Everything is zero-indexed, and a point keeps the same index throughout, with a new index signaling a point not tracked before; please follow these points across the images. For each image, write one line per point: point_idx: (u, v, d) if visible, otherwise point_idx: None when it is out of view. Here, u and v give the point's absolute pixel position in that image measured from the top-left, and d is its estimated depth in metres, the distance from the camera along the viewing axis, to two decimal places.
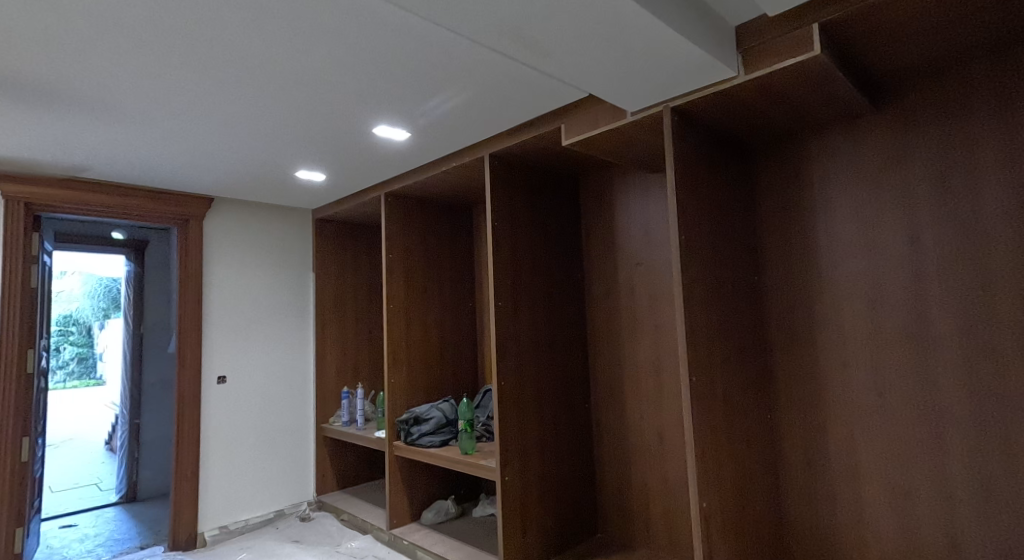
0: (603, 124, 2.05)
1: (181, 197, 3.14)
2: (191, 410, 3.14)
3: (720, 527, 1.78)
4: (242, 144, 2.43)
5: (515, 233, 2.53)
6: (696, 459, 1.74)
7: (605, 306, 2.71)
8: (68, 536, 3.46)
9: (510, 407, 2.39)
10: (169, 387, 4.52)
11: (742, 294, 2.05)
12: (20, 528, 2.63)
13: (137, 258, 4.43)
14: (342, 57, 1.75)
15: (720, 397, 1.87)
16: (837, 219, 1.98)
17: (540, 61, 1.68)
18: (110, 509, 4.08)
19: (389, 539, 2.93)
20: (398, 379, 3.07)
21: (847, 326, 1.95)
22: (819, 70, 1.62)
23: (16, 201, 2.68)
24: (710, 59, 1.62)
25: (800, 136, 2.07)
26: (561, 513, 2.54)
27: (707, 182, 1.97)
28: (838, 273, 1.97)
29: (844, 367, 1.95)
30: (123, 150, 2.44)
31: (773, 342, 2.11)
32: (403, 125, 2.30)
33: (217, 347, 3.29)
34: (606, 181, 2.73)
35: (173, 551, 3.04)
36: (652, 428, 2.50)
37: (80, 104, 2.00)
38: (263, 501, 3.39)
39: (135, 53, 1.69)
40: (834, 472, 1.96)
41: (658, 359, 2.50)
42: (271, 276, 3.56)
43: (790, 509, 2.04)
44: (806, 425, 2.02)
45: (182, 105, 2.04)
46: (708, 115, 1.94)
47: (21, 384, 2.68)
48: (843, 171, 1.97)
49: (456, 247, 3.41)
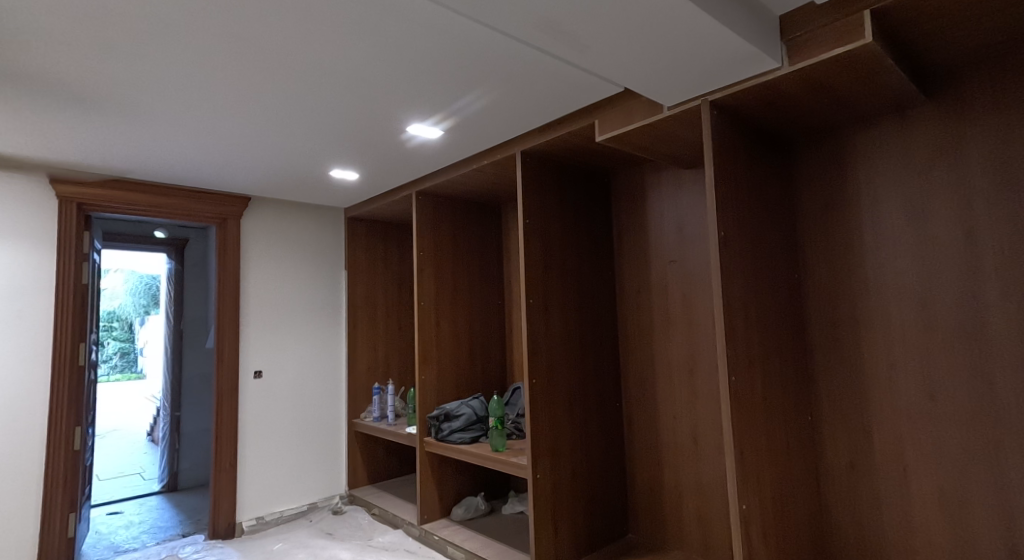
0: (639, 119, 2.02)
1: (220, 197, 3.21)
2: (230, 405, 3.22)
3: (760, 530, 1.74)
4: (279, 145, 2.47)
5: (546, 231, 2.51)
6: (735, 461, 1.71)
7: (637, 304, 2.68)
8: (115, 522, 3.59)
9: (542, 405, 2.38)
10: (208, 381, 4.62)
11: (782, 292, 2.00)
12: (73, 513, 2.73)
13: (176, 256, 4.55)
14: (381, 56, 1.76)
15: (759, 397, 1.83)
16: (885, 214, 1.91)
17: (578, 55, 1.66)
18: (153, 497, 4.20)
19: (420, 534, 2.96)
20: (429, 376, 3.09)
21: (893, 325, 1.89)
22: (870, 59, 1.57)
23: (69, 202, 2.78)
24: (754, 50, 1.58)
25: (842, 130, 2.01)
26: (593, 513, 2.52)
27: (746, 177, 1.93)
28: (884, 270, 1.91)
29: (891, 367, 1.89)
30: (167, 151, 2.50)
31: (814, 341, 2.06)
32: (436, 123, 2.31)
33: (254, 342, 3.36)
34: (639, 177, 2.70)
35: (213, 539, 3.12)
36: (686, 429, 2.47)
37: (130, 108, 2.05)
38: (298, 493, 3.45)
39: (185, 57, 1.73)
40: (881, 475, 1.90)
41: (693, 357, 2.46)
42: (306, 273, 3.61)
43: (832, 511, 1.99)
44: (849, 426, 1.97)
45: (225, 107, 2.08)
46: (749, 108, 1.89)
47: (74, 377, 2.77)
48: (891, 164, 1.90)
49: (485, 244, 3.42)
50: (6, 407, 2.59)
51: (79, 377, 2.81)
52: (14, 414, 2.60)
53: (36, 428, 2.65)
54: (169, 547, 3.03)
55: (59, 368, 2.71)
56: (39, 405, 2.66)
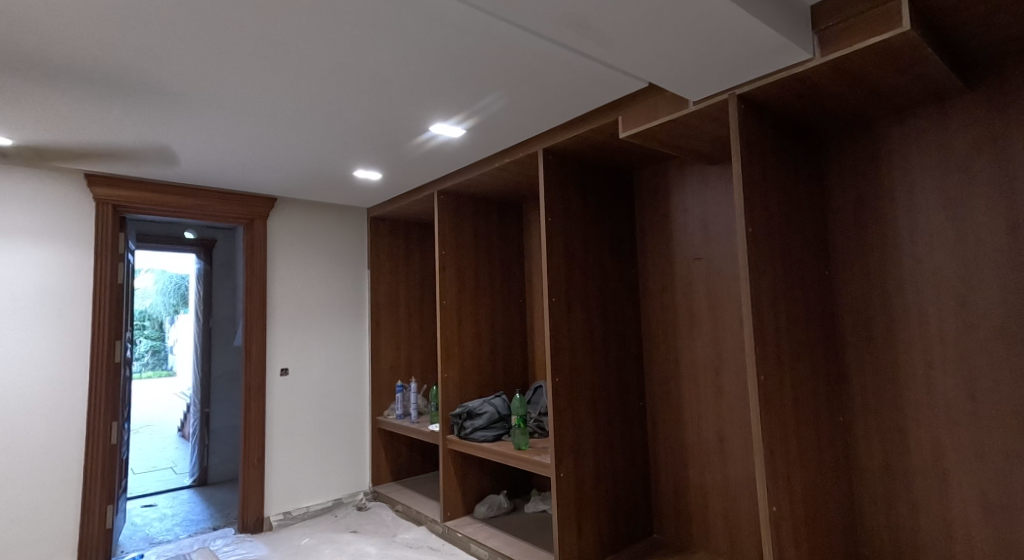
0: (662, 115, 2.00)
1: (247, 197, 3.26)
2: (258, 402, 3.27)
3: (792, 533, 1.71)
4: (305, 145, 2.50)
5: (569, 228, 2.50)
6: (765, 462, 1.68)
7: (661, 303, 2.66)
8: (149, 514, 3.68)
9: (566, 404, 2.38)
10: (236, 378, 4.70)
11: (812, 290, 1.96)
12: (110, 505, 2.81)
13: (205, 257, 4.63)
14: (407, 56, 1.77)
15: (790, 397, 1.79)
16: (920, 209, 1.87)
17: (603, 51, 1.66)
18: (185, 491, 4.28)
19: (443, 531, 2.97)
20: (452, 375, 3.10)
21: (930, 323, 1.84)
22: (905, 49, 1.53)
23: (105, 205, 2.85)
24: (782, 42, 1.55)
25: (876, 123, 1.96)
26: (617, 512, 2.51)
27: (775, 173, 1.89)
28: (921, 267, 1.86)
29: (927, 367, 1.84)
30: (197, 153, 2.55)
31: (845, 339, 2.02)
32: (459, 122, 2.31)
33: (281, 340, 3.41)
34: (662, 174, 2.67)
35: (242, 533, 3.18)
36: (711, 429, 2.44)
37: (163, 111, 2.10)
38: (323, 489, 3.50)
39: (216, 61, 1.76)
40: (918, 478, 1.85)
41: (719, 355, 2.42)
42: (330, 273, 3.65)
43: (865, 514, 1.95)
44: (883, 427, 1.92)
45: (252, 109, 2.11)
46: (778, 102, 1.86)
47: (111, 374, 2.85)
48: (927, 158, 1.85)
49: (507, 243, 3.42)
50: (47, 403, 2.67)
51: (116, 373, 2.88)
52: (55, 410, 2.68)
53: (74, 422, 2.72)
54: (201, 540, 3.10)
55: (96, 365, 2.78)
56: (78, 400, 2.74)
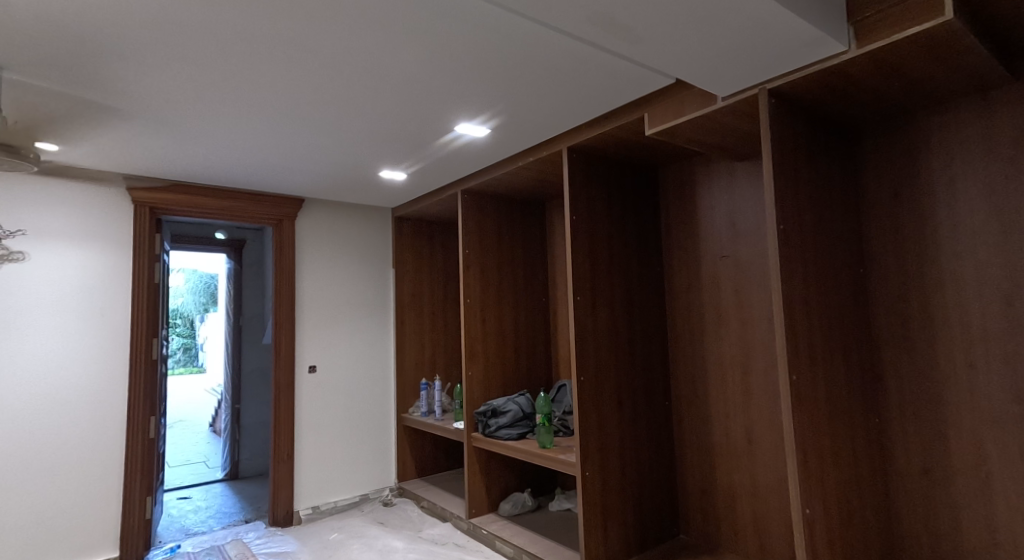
0: (690, 111, 1.98)
1: (276, 198, 3.32)
2: (287, 398, 3.33)
3: (826, 538, 1.68)
4: (332, 146, 2.53)
5: (594, 226, 2.49)
6: (798, 464, 1.65)
7: (687, 302, 2.63)
8: (184, 507, 3.78)
9: (590, 402, 2.37)
10: (266, 375, 4.78)
11: (845, 288, 1.91)
12: (150, 496, 2.89)
13: (235, 256, 4.73)
14: (436, 57, 1.78)
15: (823, 398, 1.76)
16: (962, 205, 1.81)
17: (631, 47, 1.65)
18: (217, 484, 4.37)
19: (468, 527, 2.99)
20: (475, 373, 3.11)
21: (973, 323, 1.78)
22: (947, 38, 1.49)
23: (142, 207, 2.93)
24: (817, 34, 1.51)
25: (913, 117, 1.91)
26: (643, 513, 2.49)
27: (807, 169, 1.86)
28: (962, 264, 1.81)
29: (970, 368, 1.79)
30: (228, 156, 2.60)
31: (881, 340, 1.97)
32: (483, 122, 2.32)
33: (308, 338, 3.46)
34: (688, 171, 2.64)
35: (273, 526, 3.24)
36: (740, 430, 2.40)
37: (198, 115, 2.14)
38: (350, 484, 3.54)
39: (248, 65, 1.79)
40: (958, 481, 1.80)
41: (747, 355, 2.39)
42: (355, 272, 3.69)
43: (903, 519, 1.91)
44: (921, 429, 1.87)
45: (281, 112, 2.14)
46: (811, 95, 1.82)
47: (149, 370, 2.93)
48: (970, 153, 1.80)
49: (530, 241, 3.41)
50: (91, 397, 2.75)
51: (153, 369, 2.96)
52: (99, 405, 2.77)
53: (117, 416, 2.81)
54: (234, 532, 3.17)
55: (135, 361, 2.86)
56: (119, 395, 2.82)
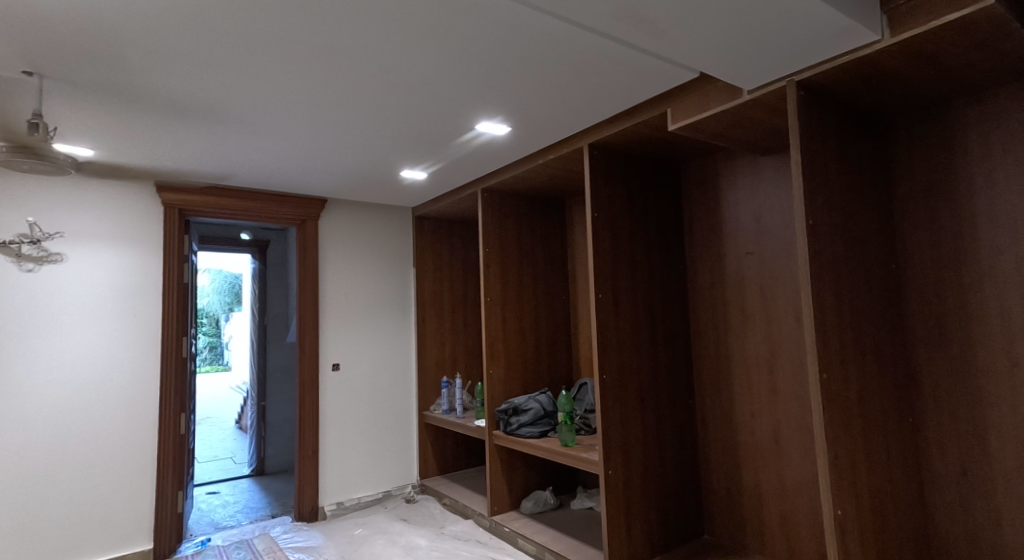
0: (716, 105, 1.94)
1: (299, 198, 3.36)
2: (312, 396, 3.37)
3: (858, 540, 1.64)
4: (355, 146, 2.55)
5: (616, 223, 2.47)
6: (828, 464, 1.62)
7: (711, 299, 2.60)
8: (212, 501, 3.85)
9: (613, 401, 2.35)
10: (290, 373, 4.84)
11: (877, 285, 1.87)
12: (180, 491, 2.95)
13: (260, 256, 4.80)
14: (459, 56, 1.78)
15: (855, 396, 1.72)
16: (1003, 198, 1.75)
17: (657, 42, 1.63)
18: (244, 479, 4.44)
19: (490, 525, 2.99)
20: (497, 371, 3.11)
21: (1014, 319, 1.73)
22: (988, 23, 1.44)
23: (171, 209, 2.98)
24: (849, 23, 1.48)
25: (949, 108, 1.86)
26: (667, 512, 2.47)
27: (837, 162, 1.81)
28: (1003, 260, 1.75)
29: (1012, 367, 1.73)
30: (252, 158, 2.63)
31: (915, 337, 1.92)
32: (504, 120, 2.32)
33: (332, 336, 3.49)
34: (712, 166, 2.60)
35: (299, 521, 3.28)
36: (766, 428, 2.36)
37: (225, 118, 2.17)
38: (373, 481, 3.57)
39: (274, 68, 1.81)
40: (998, 483, 1.75)
41: (774, 352, 2.34)
42: (377, 271, 3.71)
43: (938, 522, 1.86)
44: (958, 430, 1.82)
45: (304, 113, 2.16)
46: (842, 86, 1.77)
47: (179, 367, 2.98)
48: (1010, 144, 1.74)
49: (550, 239, 3.40)
50: (124, 394, 2.81)
51: (182, 366, 3.02)
52: (132, 400, 2.83)
53: (149, 412, 2.87)
54: (261, 526, 3.22)
55: (166, 357, 2.92)
56: (151, 390, 2.88)
